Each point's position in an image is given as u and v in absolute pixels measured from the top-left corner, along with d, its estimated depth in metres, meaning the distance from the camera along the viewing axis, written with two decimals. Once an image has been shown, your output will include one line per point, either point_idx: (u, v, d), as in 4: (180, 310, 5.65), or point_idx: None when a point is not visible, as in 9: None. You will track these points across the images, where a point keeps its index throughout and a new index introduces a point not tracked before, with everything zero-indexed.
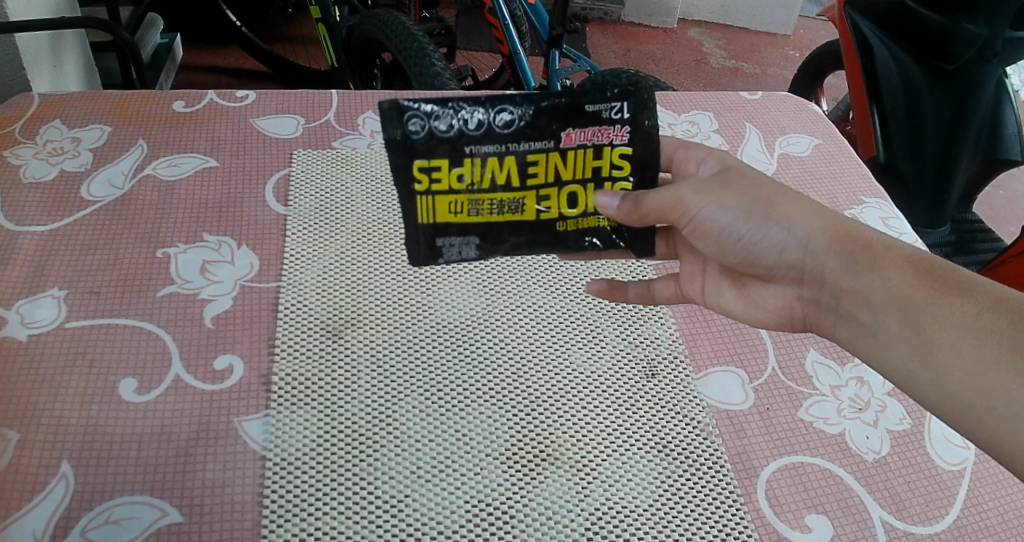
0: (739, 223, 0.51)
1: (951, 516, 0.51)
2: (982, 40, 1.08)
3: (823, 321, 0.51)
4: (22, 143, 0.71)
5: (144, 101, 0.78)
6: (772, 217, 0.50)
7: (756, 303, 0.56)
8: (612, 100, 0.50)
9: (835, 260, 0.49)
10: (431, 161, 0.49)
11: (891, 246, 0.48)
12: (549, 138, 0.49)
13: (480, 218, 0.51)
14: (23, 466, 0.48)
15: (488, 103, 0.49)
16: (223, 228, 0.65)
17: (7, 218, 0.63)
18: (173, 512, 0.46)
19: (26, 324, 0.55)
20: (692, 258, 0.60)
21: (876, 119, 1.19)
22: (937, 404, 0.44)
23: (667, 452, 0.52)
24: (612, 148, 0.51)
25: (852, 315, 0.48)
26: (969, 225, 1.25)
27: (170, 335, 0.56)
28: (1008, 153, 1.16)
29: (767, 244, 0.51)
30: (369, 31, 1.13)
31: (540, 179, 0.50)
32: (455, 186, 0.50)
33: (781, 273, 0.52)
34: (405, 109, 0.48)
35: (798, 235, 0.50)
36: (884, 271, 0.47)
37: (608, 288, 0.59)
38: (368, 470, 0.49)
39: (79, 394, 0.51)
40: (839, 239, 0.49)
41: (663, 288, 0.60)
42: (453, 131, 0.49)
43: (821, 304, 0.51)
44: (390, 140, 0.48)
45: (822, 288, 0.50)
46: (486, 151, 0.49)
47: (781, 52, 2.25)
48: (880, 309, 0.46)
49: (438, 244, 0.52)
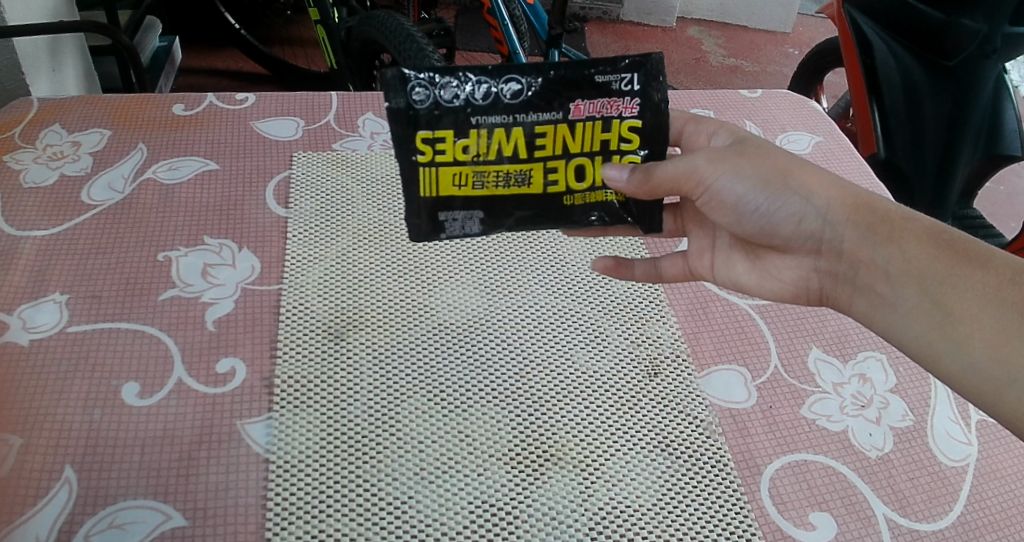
0: (754, 194, 0.51)
1: (955, 512, 0.51)
2: (981, 36, 1.09)
3: (840, 295, 0.51)
4: (22, 148, 0.71)
5: (143, 105, 0.77)
6: (789, 187, 0.50)
7: (770, 275, 0.55)
8: (622, 71, 0.50)
9: (852, 231, 0.49)
10: (436, 133, 0.49)
11: (909, 217, 0.48)
12: (557, 110, 0.49)
13: (484, 191, 0.52)
14: (26, 471, 0.47)
15: (495, 73, 0.49)
16: (224, 231, 0.65)
17: (8, 223, 0.63)
18: (176, 516, 0.46)
19: (28, 329, 0.55)
20: (702, 233, 0.60)
21: (876, 115, 1.19)
22: (957, 377, 0.44)
23: (671, 451, 0.52)
24: (621, 121, 0.51)
25: (869, 288, 0.48)
26: (970, 222, 1.24)
27: (172, 339, 0.56)
28: (1008, 149, 1.15)
29: (784, 214, 0.51)
30: (369, 33, 1.13)
31: (548, 151, 0.50)
32: (460, 157, 0.50)
33: (798, 243, 0.52)
34: (409, 78, 0.49)
35: (815, 205, 0.50)
36: (902, 243, 0.47)
37: (614, 264, 0.60)
38: (372, 472, 0.49)
39: (81, 399, 0.51)
40: (856, 210, 0.49)
41: (670, 266, 0.60)
42: (458, 101, 0.49)
43: (837, 276, 0.50)
44: (394, 110, 0.49)
45: (839, 259, 0.50)
46: (492, 122, 0.49)
47: (780, 50, 2.26)
48: (899, 281, 0.46)
49: (440, 219, 0.52)
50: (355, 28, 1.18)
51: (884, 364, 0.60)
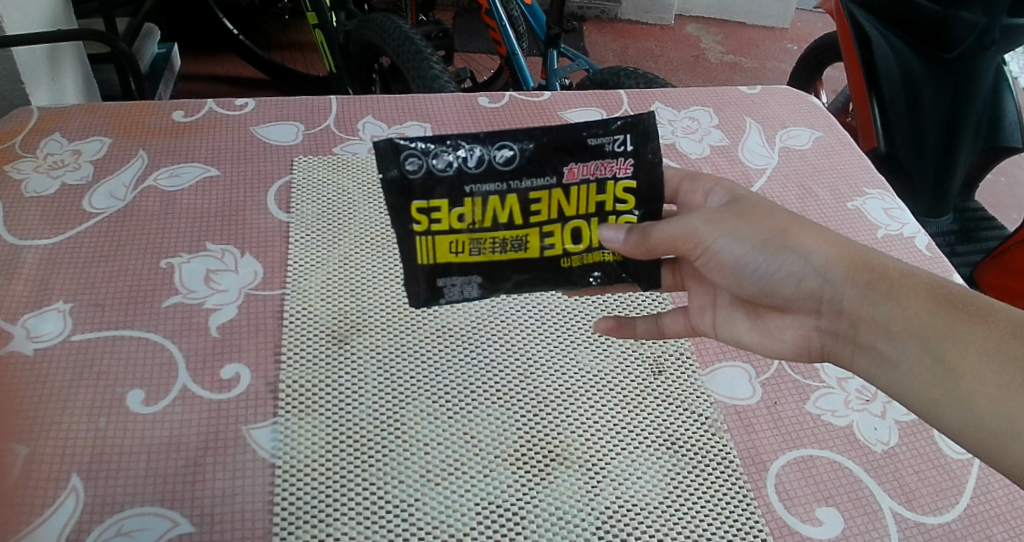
0: (754, 254, 0.50)
1: (961, 505, 0.51)
2: (980, 28, 1.07)
3: (841, 353, 0.49)
4: (22, 157, 0.71)
5: (143, 112, 0.78)
6: (789, 247, 0.49)
7: (772, 334, 0.54)
8: (615, 133, 0.50)
9: (852, 289, 0.47)
10: (430, 202, 0.49)
11: (909, 273, 0.47)
12: (551, 175, 0.49)
13: (482, 257, 0.51)
14: (33, 480, 0.48)
15: (487, 140, 0.48)
16: (226, 237, 0.65)
17: (11, 233, 0.63)
18: (183, 522, 0.46)
19: (32, 338, 0.55)
20: (702, 290, 0.58)
21: (876, 111, 1.18)
22: (964, 434, 0.42)
23: (675, 449, 0.52)
24: (616, 182, 0.51)
25: (871, 346, 0.47)
26: (972, 214, 1.24)
27: (177, 345, 0.56)
28: (1008, 141, 1.15)
29: (784, 274, 0.50)
30: (368, 36, 1.13)
31: (543, 216, 0.50)
32: (456, 225, 0.50)
33: (800, 303, 0.50)
34: (402, 148, 0.48)
35: (816, 264, 0.48)
36: (901, 299, 0.45)
37: (615, 326, 0.57)
38: (378, 475, 0.49)
39: (87, 407, 0.51)
40: (855, 268, 0.48)
41: (672, 322, 0.58)
42: (451, 170, 0.48)
43: (838, 335, 0.49)
44: (388, 180, 0.48)
45: (840, 317, 0.48)
46: (486, 190, 0.49)
47: (778, 46, 2.25)
48: (899, 337, 0.45)
49: (439, 284, 0.52)
50: (354, 32, 1.18)
51: None
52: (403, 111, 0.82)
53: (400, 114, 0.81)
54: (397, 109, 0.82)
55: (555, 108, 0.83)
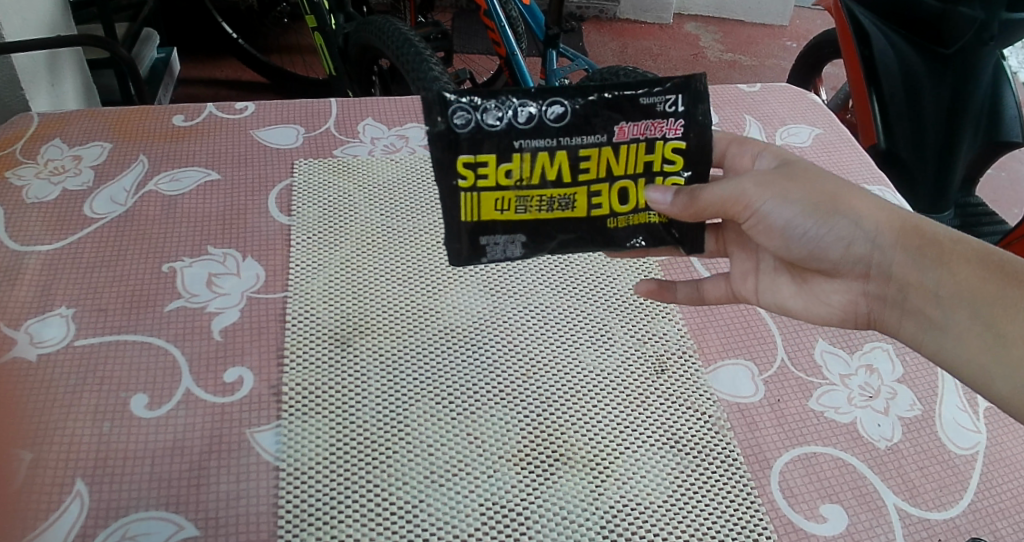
0: (803, 218, 0.51)
1: (966, 500, 0.51)
2: (979, 22, 1.06)
3: (888, 317, 0.51)
4: (23, 163, 0.71)
5: (143, 117, 0.78)
6: (838, 213, 0.50)
7: (818, 298, 0.55)
8: (667, 93, 0.50)
9: (902, 255, 0.49)
10: (477, 157, 0.50)
11: (959, 238, 0.48)
12: (602, 133, 0.50)
13: (527, 216, 0.52)
14: (38, 485, 0.48)
15: (539, 96, 0.49)
16: (228, 241, 0.65)
17: (13, 239, 0.63)
18: (188, 526, 0.46)
19: (35, 344, 0.55)
20: (744, 255, 0.59)
21: (876, 105, 1.20)
22: (1010, 398, 0.45)
23: (680, 447, 0.52)
24: (665, 142, 0.51)
25: (920, 310, 0.48)
26: (972, 209, 1.24)
27: (179, 349, 0.56)
28: (1008, 135, 1.15)
29: (831, 240, 0.51)
30: (367, 38, 1.14)
31: (591, 174, 0.51)
32: (503, 181, 0.50)
33: (847, 267, 0.51)
34: (451, 102, 0.49)
35: (866, 229, 0.49)
36: (952, 265, 0.47)
37: (657, 288, 0.59)
38: (382, 477, 0.49)
39: (90, 412, 0.51)
40: (905, 234, 0.49)
41: (713, 288, 0.59)
42: (501, 125, 0.49)
43: (886, 299, 0.50)
44: (435, 133, 0.49)
45: (888, 282, 0.50)
46: (535, 146, 0.50)
47: (778, 43, 2.25)
48: (950, 304, 0.47)
49: (482, 243, 0.52)
50: (353, 35, 1.18)
51: (891, 355, 0.60)
52: (403, 113, 0.82)
53: (400, 116, 0.81)
54: (397, 111, 0.82)
55: None
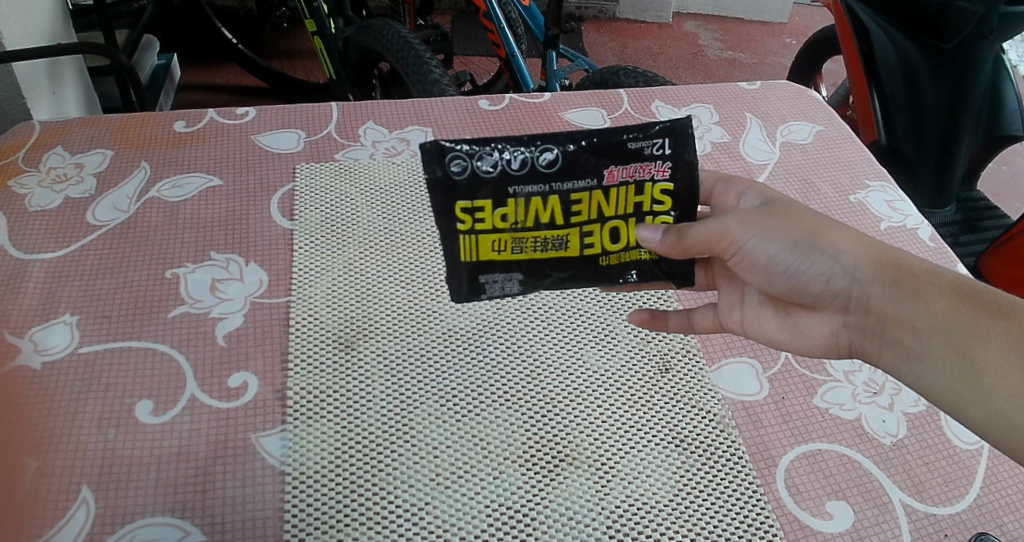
0: (786, 254, 0.51)
1: (971, 495, 0.51)
2: (977, 17, 1.07)
3: (868, 349, 0.50)
4: (26, 172, 0.71)
5: (144, 124, 0.78)
6: (818, 248, 0.50)
7: (801, 333, 0.54)
8: (654, 137, 0.51)
9: (879, 287, 0.48)
10: (474, 202, 0.50)
11: (933, 272, 0.48)
12: (592, 177, 0.50)
13: (523, 256, 0.52)
14: (44, 493, 0.48)
15: (531, 143, 0.50)
16: (231, 246, 0.65)
17: (17, 247, 0.64)
18: (194, 531, 0.46)
19: (40, 352, 0.55)
20: (730, 289, 0.59)
21: (876, 102, 1.20)
22: (984, 424, 0.44)
23: (685, 446, 0.52)
24: (653, 184, 0.52)
25: (897, 340, 0.48)
26: (974, 203, 1.23)
27: (184, 355, 0.56)
28: (1009, 129, 1.15)
29: (813, 274, 0.51)
30: (365, 42, 1.14)
31: (583, 216, 0.51)
32: (499, 225, 0.50)
33: (828, 300, 0.51)
34: (447, 150, 0.49)
35: (844, 263, 0.49)
36: (927, 297, 0.46)
37: (649, 318, 0.59)
38: (388, 480, 0.49)
39: (96, 419, 0.52)
40: (882, 267, 0.49)
41: (702, 318, 0.58)
42: (496, 171, 0.49)
43: (866, 330, 0.50)
44: (433, 181, 0.49)
45: (867, 314, 0.49)
46: (529, 191, 0.50)
47: (777, 41, 2.26)
48: (926, 334, 0.46)
49: (481, 281, 0.53)
50: (353, 38, 1.19)
51: None
52: (404, 116, 0.82)
53: (401, 120, 0.81)
54: (398, 114, 0.82)
55: (557, 109, 0.84)
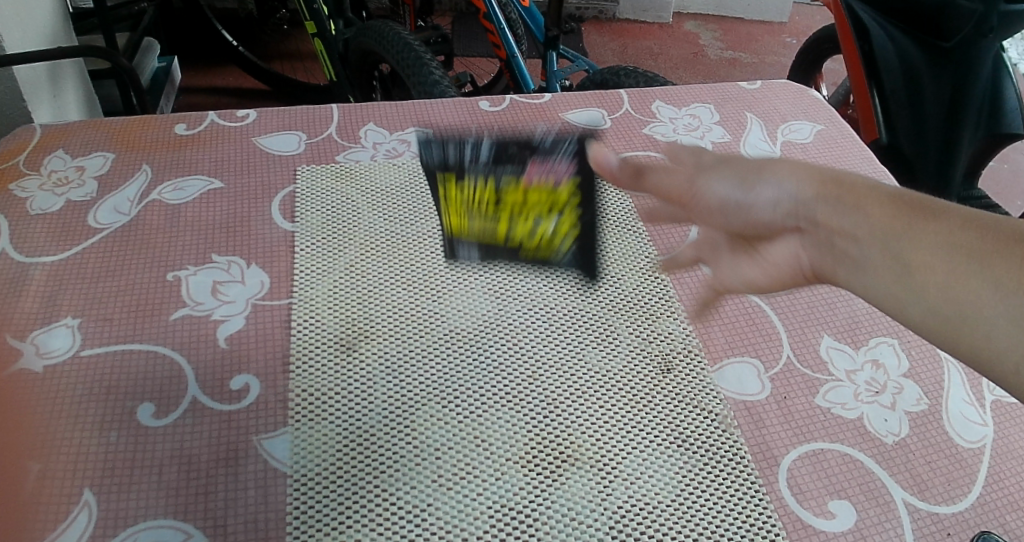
0: (730, 190, 0.48)
1: (973, 493, 0.51)
2: (977, 15, 1.07)
3: (828, 269, 0.45)
4: (27, 175, 0.71)
5: (145, 126, 0.78)
6: (763, 178, 0.47)
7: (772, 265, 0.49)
8: None
9: (823, 204, 0.44)
10: None
11: (877, 184, 0.44)
12: None
13: None
14: (45, 495, 0.48)
15: None
16: (233, 249, 0.65)
17: (18, 250, 0.64)
18: (197, 533, 0.46)
19: (42, 355, 0.55)
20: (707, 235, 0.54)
21: (876, 99, 1.21)
22: (938, 330, 0.40)
23: (688, 446, 0.52)
24: None
25: (843, 254, 0.44)
26: (976, 203, 1.23)
27: (186, 358, 0.56)
28: (1010, 128, 1.13)
29: (760, 204, 0.47)
30: (365, 44, 1.15)
31: None
32: None
33: (780, 225, 0.47)
34: None
35: (787, 189, 0.46)
36: (865, 206, 0.43)
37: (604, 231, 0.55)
38: (390, 482, 0.49)
39: (98, 422, 0.52)
40: (823, 184, 0.45)
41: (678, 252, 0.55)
42: None
43: (819, 250, 0.45)
44: None
45: (817, 230, 0.45)
46: None
47: (778, 40, 2.26)
48: (866, 241, 0.42)
49: None
50: (353, 40, 1.19)
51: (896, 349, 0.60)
52: (405, 117, 0.82)
53: (401, 121, 0.81)
54: (399, 116, 0.82)
55: (557, 110, 0.84)
